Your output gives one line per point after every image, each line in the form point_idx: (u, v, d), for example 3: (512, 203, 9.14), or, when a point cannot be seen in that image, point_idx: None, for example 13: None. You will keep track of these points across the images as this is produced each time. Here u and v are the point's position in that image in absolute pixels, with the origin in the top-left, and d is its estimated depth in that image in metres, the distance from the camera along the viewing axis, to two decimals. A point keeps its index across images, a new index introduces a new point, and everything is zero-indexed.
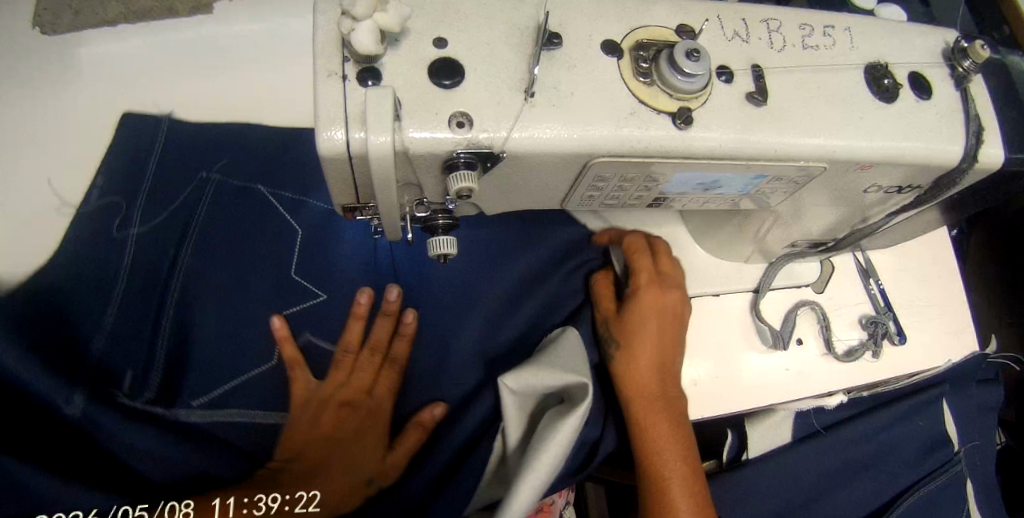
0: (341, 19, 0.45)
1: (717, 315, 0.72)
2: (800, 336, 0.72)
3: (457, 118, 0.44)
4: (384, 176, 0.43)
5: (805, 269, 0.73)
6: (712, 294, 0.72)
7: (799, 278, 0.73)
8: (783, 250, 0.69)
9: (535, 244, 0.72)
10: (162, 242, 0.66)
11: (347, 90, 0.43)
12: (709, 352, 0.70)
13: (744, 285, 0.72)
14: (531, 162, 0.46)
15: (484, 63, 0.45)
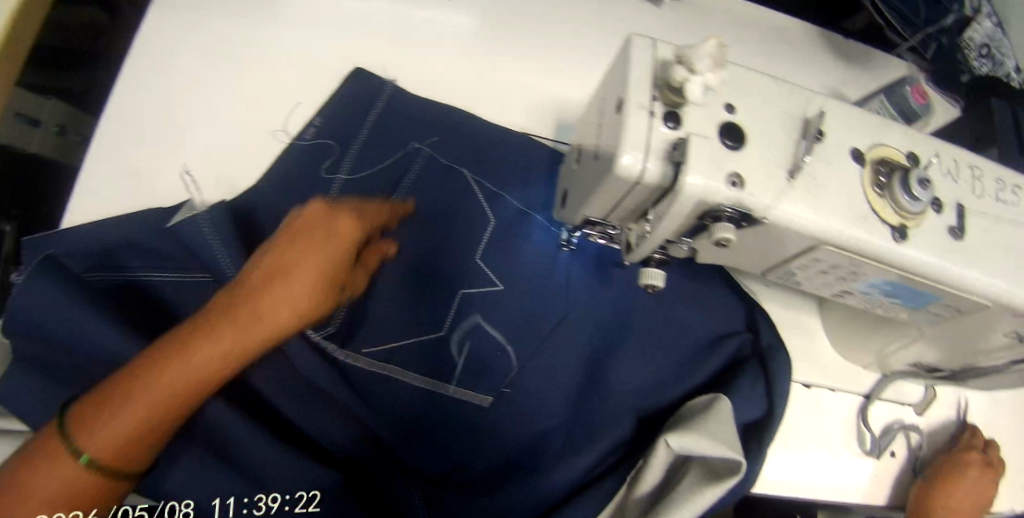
0: (655, 58, 0.49)
1: (831, 409, 0.76)
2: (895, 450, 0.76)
3: (733, 177, 0.49)
4: (674, 211, 0.48)
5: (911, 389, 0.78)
6: (829, 387, 0.76)
7: (905, 396, 0.78)
8: (902, 366, 0.74)
9: (702, 295, 0.73)
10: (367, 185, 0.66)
11: (651, 126, 0.47)
12: (816, 440, 0.73)
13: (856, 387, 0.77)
14: (775, 231, 0.52)
15: (762, 137, 0.50)
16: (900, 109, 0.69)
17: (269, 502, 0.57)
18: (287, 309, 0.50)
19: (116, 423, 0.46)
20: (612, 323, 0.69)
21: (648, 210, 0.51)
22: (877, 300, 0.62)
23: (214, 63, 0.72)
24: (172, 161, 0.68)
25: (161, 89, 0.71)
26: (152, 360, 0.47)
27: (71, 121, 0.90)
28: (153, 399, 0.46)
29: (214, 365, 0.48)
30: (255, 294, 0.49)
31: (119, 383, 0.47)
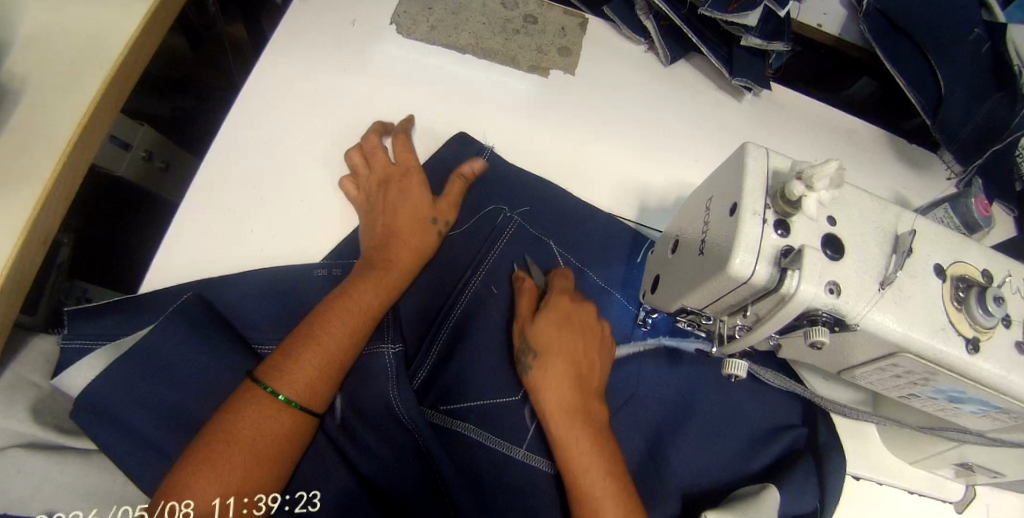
0: (768, 170, 0.53)
1: (878, 501, 0.78)
2: None
3: (831, 285, 0.52)
4: (778, 313, 0.51)
5: (953, 487, 0.79)
6: (876, 479, 0.78)
7: (948, 494, 0.79)
8: (952, 466, 0.75)
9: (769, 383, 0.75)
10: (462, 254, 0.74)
11: (763, 232, 0.51)
12: None
13: (905, 482, 0.78)
14: (863, 338, 0.56)
15: (858, 248, 0.54)
16: (964, 221, 0.76)
17: (269, 502, 0.53)
18: (409, 266, 0.67)
19: (306, 368, 0.57)
20: (681, 403, 0.71)
21: (748, 307, 0.54)
22: (943, 404, 0.65)
23: (324, 115, 0.77)
24: (269, 202, 0.72)
25: (268, 134, 0.75)
26: (292, 347, 0.58)
27: (156, 146, 0.94)
28: (331, 346, 0.59)
29: (373, 304, 0.63)
30: (384, 250, 0.67)
31: (302, 337, 0.59)
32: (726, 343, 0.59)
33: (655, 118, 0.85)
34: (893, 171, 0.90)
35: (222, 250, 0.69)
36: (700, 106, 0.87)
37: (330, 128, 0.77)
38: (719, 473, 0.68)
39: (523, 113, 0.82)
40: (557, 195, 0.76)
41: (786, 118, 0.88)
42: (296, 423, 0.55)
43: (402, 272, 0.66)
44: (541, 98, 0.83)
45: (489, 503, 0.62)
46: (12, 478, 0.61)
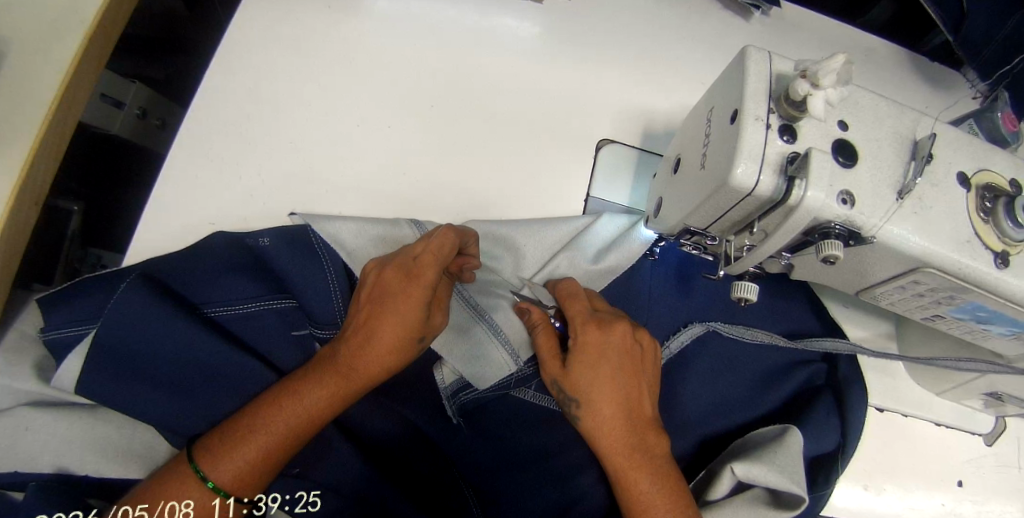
0: (770, 73, 0.50)
1: (899, 430, 0.74)
2: (962, 477, 0.74)
3: (843, 195, 0.48)
4: (787, 226, 0.48)
5: (982, 419, 0.76)
6: (901, 413, 0.75)
7: (976, 426, 0.76)
8: (982, 396, 0.71)
9: (785, 315, 0.71)
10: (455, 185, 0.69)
11: (767, 138, 0.48)
12: (883, 465, 0.72)
13: (932, 415, 0.74)
14: (879, 251, 0.52)
15: (873, 155, 0.51)
16: (989, 136, 0.70)
17: (269, 502, 0.55)
18: (374, 362, 0.55)
19: (257, 438, 0.51)
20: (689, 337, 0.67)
21: (754, 223, 0.51)
22: (970, 326, 0.60)
23: (309, 56, 0.74)
24: (255, 151, 0.70)
25: (252, 79, 0.73)
26: (252, 413, 0.52)
27: (151, 104, 0.93)
28: (288, 420, 0.52)
29: (316, 406, 0.53)
30: (341, 365, 0.55)
31: (250, 418, 0.52)
32: (732, 265, 0.56)
33: (658, 44, 0.80)
34: (913, 91, 0.84)
35: (210, 199, 0.67)
36: (706, 29, 0.82)
37: (317, 69, 0.74)
38: (730, 410, 0.66)
39: (517, 44, 0.78)
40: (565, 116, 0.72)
41: (799, 39, 0.82)
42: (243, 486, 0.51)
43: (361, 354, 0.55)
44: (538, 28, 0.79)
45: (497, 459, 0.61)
46: (22, 434, 0.60)
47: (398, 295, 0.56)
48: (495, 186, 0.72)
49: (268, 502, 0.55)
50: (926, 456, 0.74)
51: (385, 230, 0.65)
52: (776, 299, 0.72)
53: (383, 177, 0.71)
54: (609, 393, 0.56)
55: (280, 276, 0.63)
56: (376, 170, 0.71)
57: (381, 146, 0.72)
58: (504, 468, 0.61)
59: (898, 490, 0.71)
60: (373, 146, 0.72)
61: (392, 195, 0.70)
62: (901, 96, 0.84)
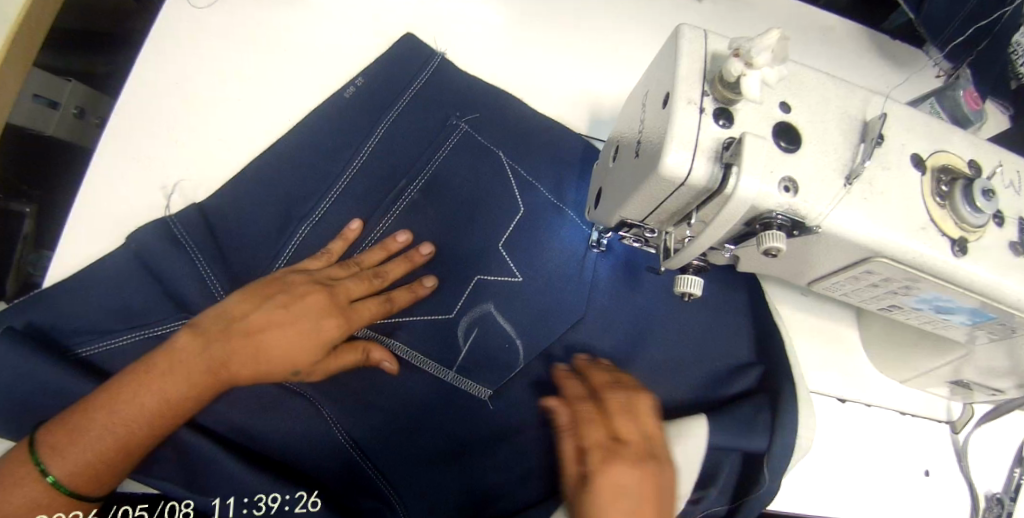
0: (705, 52, 0.46)
1: (864, 421, 0.72)
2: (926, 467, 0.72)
3: (784, 182, 0.45)
4: (722, 219, 0.45)
5: (946, 406, 0.74)
6: (866, 403, 0.72)
7: (939, 413, 0.74)
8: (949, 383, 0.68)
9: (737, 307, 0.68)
10: (389, 169, 0.65)
11: (702, 123, 0.44)
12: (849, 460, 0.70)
13: (897, 404, 0.72)
14: (824, 239, 0.49)
15: (817, 138, 0.48)
16: (952, 116, 0.68)
17: (269, 502, 0.53)
18: (174, 390, 0.48)
19: (75, 460, 0.45)
20: (633, 333, 0.64)
21: (692, 214, 0.48)
22: (930, 317, 0.58)
23: (239, 47, 0.71)
24: (182, 149, 0.66)
25: (179, 72, 0.69)
26: (60, 430, 0.45)
27: (89, 103, 0.89)
28: (94, 445, 0.45)
29: (140, 418, 0.47)
30: (175, 375, 0.48)
31: (57, 436, 0.45)
32: (671, 255, 0.52)
33: (608, 25, 0.76)
34: (872, 70, 0.81)
35: (134, 201, 0.64)
36: (657, 8, 0.78)
37: (248, 61, 0.70)
38: (680, 410, 0.63)
39: (459, 29, 0.74)
40: (509, 103, 0.69)
41: (751, 17, 0.79)
42: (96, 477, 0.46)
43: (173, 385, 0.48)
44: (480, 12, 0.75)
45: (432, 469, 0.60)
46: None
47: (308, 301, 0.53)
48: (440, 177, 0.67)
49: (268, 501, 0.53)
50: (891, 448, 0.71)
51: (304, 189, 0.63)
52: (728, 290, 0.69)
53: None
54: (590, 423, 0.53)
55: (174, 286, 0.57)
56: None
57: None
58: (443, 475, 0.60)
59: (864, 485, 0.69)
60: None
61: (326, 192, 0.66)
62: (859, 77, 0.81)
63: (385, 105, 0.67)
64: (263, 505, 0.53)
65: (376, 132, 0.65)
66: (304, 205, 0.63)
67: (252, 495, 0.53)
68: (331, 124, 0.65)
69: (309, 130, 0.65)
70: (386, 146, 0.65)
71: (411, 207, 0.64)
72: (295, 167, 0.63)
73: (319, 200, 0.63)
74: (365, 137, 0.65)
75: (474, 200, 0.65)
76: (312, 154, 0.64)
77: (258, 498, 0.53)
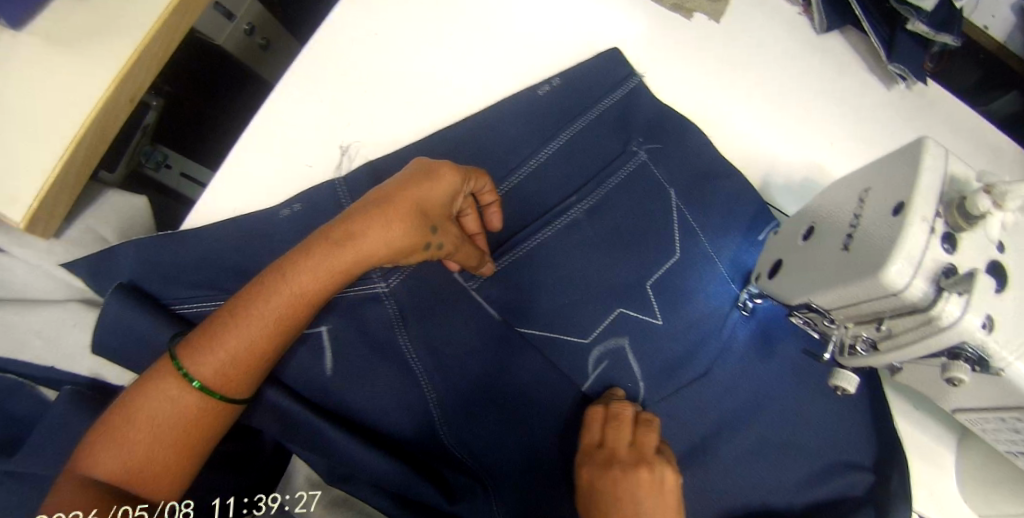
0: (945, 172, 0.47)
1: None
2: None
3: (985, 319, 0.47)
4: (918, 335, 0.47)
5: None
6: None
7: None
8: None
9: (862, 405, 0.67)
10: (563, 179, 0.68)
11: (930, 242, 0.46)
12: None
13: None
14: (999, 380, 0.50)
15: (1023, 285, 0.49)
16: None
17: (268, 502, 0.65)
18: (289, 291, 0.51)
19: (208, 363, 0.51)
20: (751, 402, 0.66)
21: (883, 319, 0.50)
22: None
23: (442, 19, 0.72)
24: (370, 103, 0.68)
25: (383, 28, 0.71)
26: (196, 340, 0.52)
27: (262, 24, 0.90)
28: (228, 350, 0.51)
29: (266, 323, 0.52)
30: (294, 274, 0.51)
31: (200, 341, 0.51)
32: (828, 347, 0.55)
33: (792, 93, 0.76)
34: None
35: (316, 142, 0.66)
36: (845, 86, 0.77)
37: (448, 34, 0.72)
38: (768, 488, 0.65)
39: (651, 58, 0.75)
40: (687, 138, 0.70)
41: (934, 119, 0.76)
42: (224, 385, 0.52)
43: (289, 282, 0.51)
44: (670, 47, 0.76)
45: (521, 475, 0.64)
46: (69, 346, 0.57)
47: (411, 189, 0.53)
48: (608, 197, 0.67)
49: (269, 502, 0.66)
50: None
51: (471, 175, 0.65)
52: None
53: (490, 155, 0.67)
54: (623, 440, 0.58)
55: None
56: (491, 139, 0.67)
57: (496, 125, 0.67)
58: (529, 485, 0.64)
59: None
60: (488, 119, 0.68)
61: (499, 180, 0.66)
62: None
63: (573, 113, 0.70)
64: (263, 505, 0.65)
65: (559, 137, 0.68)
66: None
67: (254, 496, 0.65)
68: (517, 123, 0.68)
69: (499, 120, 0.68)
70: (562, 156, 0.68)
71: (575, 223, 0.66)
72: (477, 156, 0.66)
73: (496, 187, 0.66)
74: (549, 144, 0.68)
75: (639, 232, 0.67)
76: (496, 144, 0.67)
77: (259, 499, 0.65)
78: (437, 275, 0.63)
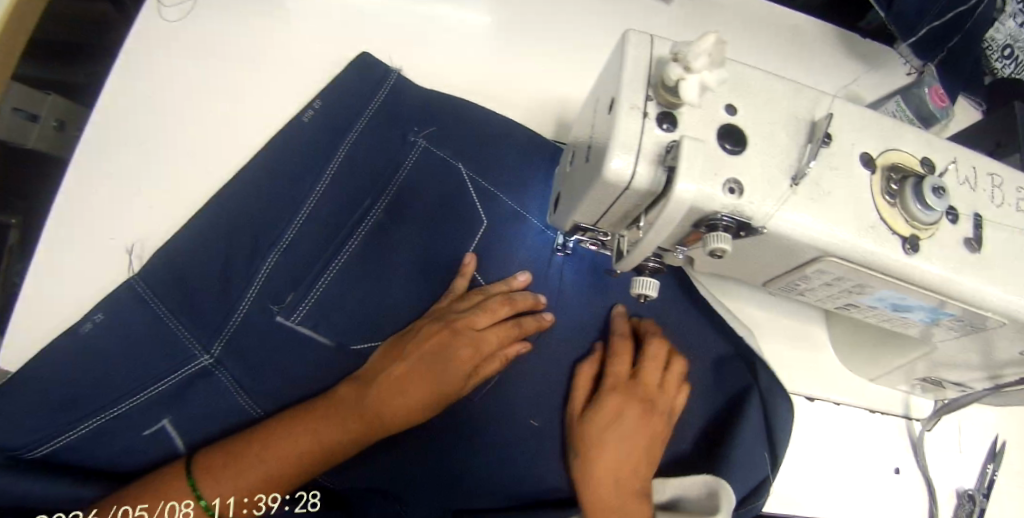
0: (649, 57, 0.47)
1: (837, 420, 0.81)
2: (897, 463, 0.82)
3: (730, 184, 0.46)
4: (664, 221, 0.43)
5: (916, 404, 0.85)
6: (835, 402, 0.82)
7: (909, 409, 0.85)
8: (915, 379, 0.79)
9: None
10: (352, 193, 0.70)
11: (644, 128, 0.45)
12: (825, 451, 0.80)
13: (866, 402, 0.83)
14: (776, 240, 0.49)
15: (764, 140, 0.48)
16: (918, 113, 0.69)
17: (269, 504, 0.59)
18: (333, 432, 0.57)
19: (234, 485, 0.54)
20: None
21: (641, 216, 0.49)
22: (888, 314, 0.60)
23: (223, 78, 0.78)
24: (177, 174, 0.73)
25: (166, 103, 0.75)
26: (206, 468, 0.54)
27: (68, 114, 0.90)
28: (247, 480, 0.54)
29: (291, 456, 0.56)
30: (333, 411, 0.58)
31: (221, 470, 0.54)
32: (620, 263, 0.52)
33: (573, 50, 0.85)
34: (839, 66, 0.88)
35: (128, 223, 0.70)
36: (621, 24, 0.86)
37: None
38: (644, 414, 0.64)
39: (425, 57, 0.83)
40: (463, 112, 0.78)
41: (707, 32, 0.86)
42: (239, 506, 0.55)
43: (334, 429, 0.57)
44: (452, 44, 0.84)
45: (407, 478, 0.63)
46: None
47: (472, 327, 0.64)
48: (406, 189, 0.72)
49: (268, 501, 0.59)
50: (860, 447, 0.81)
51: (274, 205, 0.68)
52: None
53: (281, 193, 0.69)
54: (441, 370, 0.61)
55: (147, 358, 0.59)
56: (286, 170, 0.69)
57: (283, 158, 0.70)
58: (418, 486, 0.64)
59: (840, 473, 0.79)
60: (273, 155, 0.70)
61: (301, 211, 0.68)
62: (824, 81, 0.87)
63: (346, 124, 0.73)
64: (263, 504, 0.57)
65: (341, 149, 0.71)
66: (273, 231, 0.67)
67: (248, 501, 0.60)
68: (300, 153, 0.71)
69: (282, 151, 0.70)
70: (345, 174, 0.70)
71: (380, 221, 0.69)
72: (271, 198, 0.68)
73: (288, 224, 0.67)
74: (330, 166, 0.70)
75: (441, 215, 0.72)
76: (285, 182, 0.69)
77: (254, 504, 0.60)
78: (259, 327, 0.63)
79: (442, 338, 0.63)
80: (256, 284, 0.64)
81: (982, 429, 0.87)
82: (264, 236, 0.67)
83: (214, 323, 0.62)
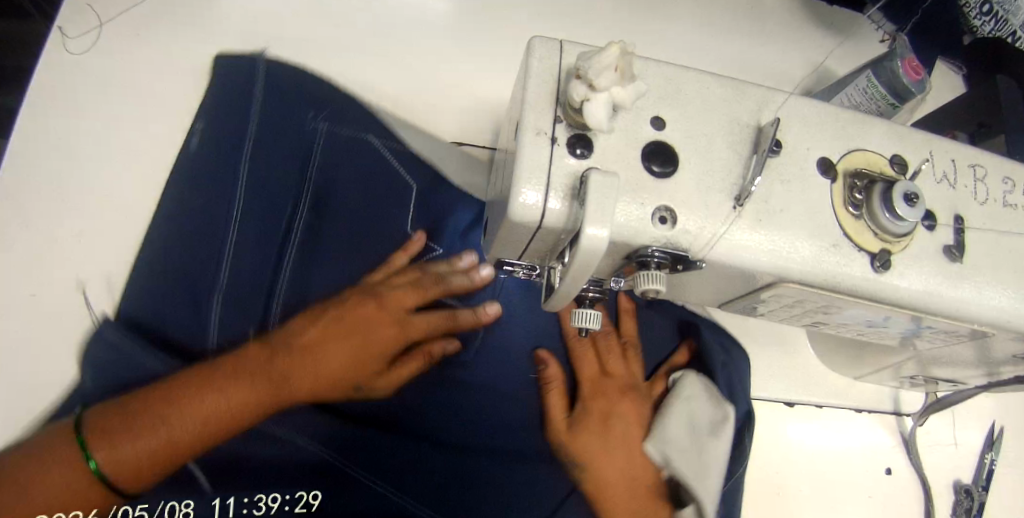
0: (557, 69, 0.40)
1: (817, 426, 0.76)
2: (890, 465, 0.76)
3: (661, 213, 0.40)
4: (577, 269, 0.36)
5: (910, 398, 0.79)
6: (816, 405, 0.76)
7: (903, 405, 0.78)
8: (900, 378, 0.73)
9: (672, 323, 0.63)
10: (293, 151, 0.65)
11: (554, 156, 0.38)
12: (810, 458, 0.75)
13: (852, 402, 0.76)
14: (721, 271, 0.42)
15: (700, 156, 0.42)
16: (889, 89, 0.62)
17: (269, 503, 0.49)
18: (250, 399, 0.49)
19: (133, 449, 0.44)
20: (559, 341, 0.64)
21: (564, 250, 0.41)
22: (863, 328, 0.53)
23: (126, 97, 0.69)
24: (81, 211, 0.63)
25: (66, 131, 0.66)
26: (95, 430, 0.44)
27: None
28: (138, 442, 0.44)
29: (199, 422, 0.46)
30: (261, 377, 0.50)
31: (112, 427, 0.44)
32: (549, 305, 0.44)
33: (517, 45, 0.79)
34: (799, 40, 0.84)
35: (34, 274, 0.61)
36: (567, 13, 0.80)
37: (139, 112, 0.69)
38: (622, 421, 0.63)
39: (351, 61, 0.75)
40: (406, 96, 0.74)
41: (655, 19, 0.82)
42: (125, 479, 0.43)
43: (250, 399, 0.49)
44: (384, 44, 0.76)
45: None
46: None
47: (402, 297, 0.59)
48: (350, 138, 0.66)
49: (268, 502, 0.49)
50: (843, 453, 0.76)
51: (225, 176, 0.64)
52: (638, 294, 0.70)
53: (219, 154, 0.65)
54: (350, 347, 0.56)
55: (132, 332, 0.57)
56: (219, 132, 0.66)
57: (210, 126, 0.67)
58: None
59: (826, 481, 0.74)
60: (201, 123, 0.67)
61: (242, 167, 0.63)
62: (783, 62, 0.83)
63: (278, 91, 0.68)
64: (263, 505, 0.49)
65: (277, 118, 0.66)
66: (220, 205, 0.62)
67: (252, 493, 0.49)
68: (231, 121, 0.67)
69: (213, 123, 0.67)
70: (284, 136, 0.65)
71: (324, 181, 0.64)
72: (205, 167, 0.65)
73: (230, 198, 0.62)
74: (279, 111, 0.67)
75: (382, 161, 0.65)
76: (213, 156, 0.65)
77: (258, 497, 0.49)
78: (223, 300, 0.58)
79: (364, 308, 0.58)
80: (212, 256, 0.59)
81: (976, 416, 0.80)
82: (207, 203, 0.62)
83: (182, 293, 0.59)
